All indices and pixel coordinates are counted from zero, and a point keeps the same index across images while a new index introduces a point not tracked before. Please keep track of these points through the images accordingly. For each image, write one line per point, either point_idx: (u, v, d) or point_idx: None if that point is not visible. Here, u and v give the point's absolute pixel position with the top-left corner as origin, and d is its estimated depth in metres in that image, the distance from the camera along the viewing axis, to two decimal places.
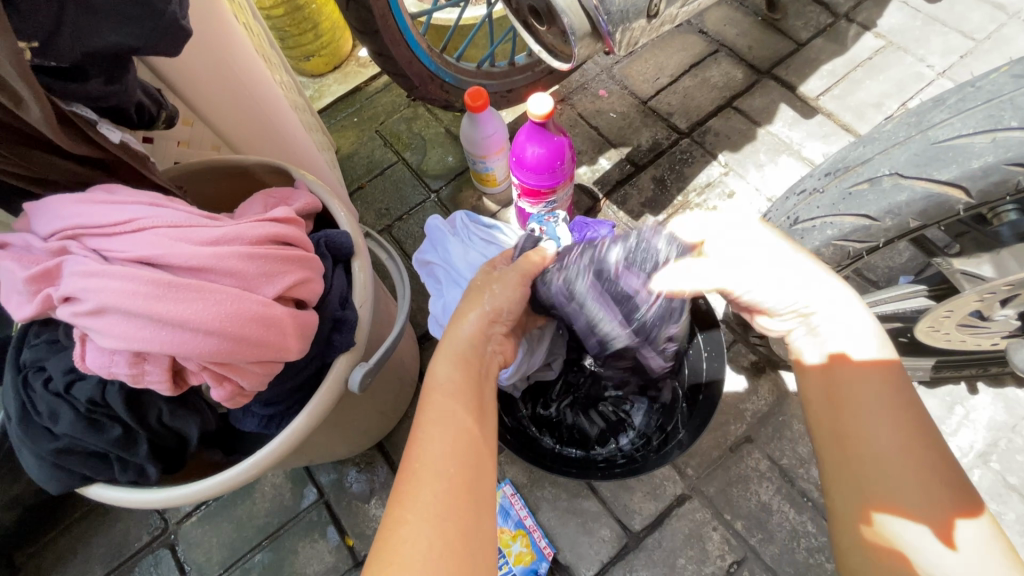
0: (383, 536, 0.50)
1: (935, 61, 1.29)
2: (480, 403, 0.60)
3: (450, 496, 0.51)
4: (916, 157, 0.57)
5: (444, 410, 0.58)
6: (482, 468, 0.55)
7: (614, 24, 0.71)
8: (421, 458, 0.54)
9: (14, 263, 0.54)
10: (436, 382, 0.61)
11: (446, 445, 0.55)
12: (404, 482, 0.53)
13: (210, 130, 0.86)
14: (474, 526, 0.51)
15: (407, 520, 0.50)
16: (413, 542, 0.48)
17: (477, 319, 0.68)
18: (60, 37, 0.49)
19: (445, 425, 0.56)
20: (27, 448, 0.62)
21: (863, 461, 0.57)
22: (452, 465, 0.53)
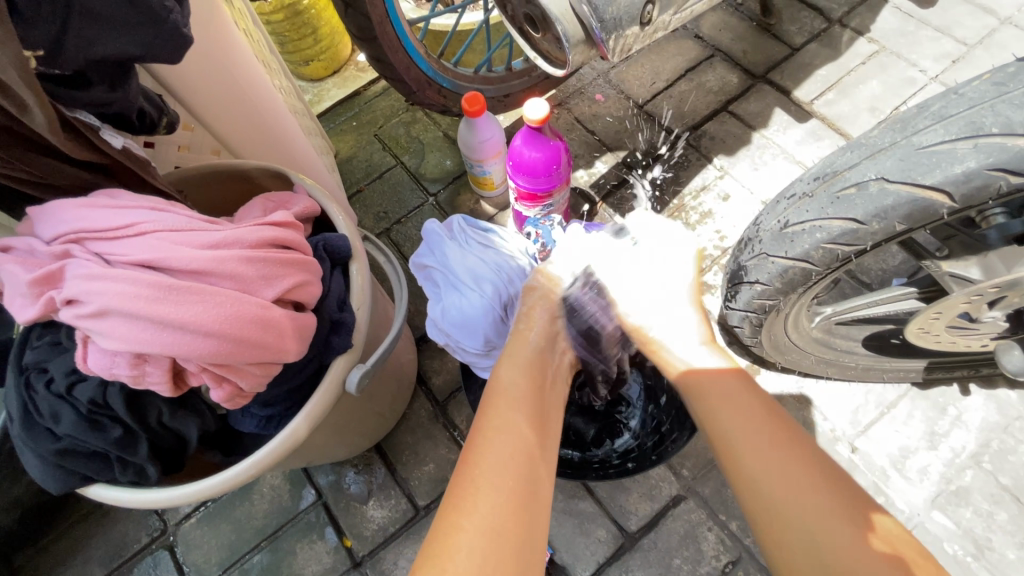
0: (436, 539, 0.54)
1: (928, 66, 1.31)
2: (540, 418, 0.67)
3: (504, 509, 0.56)
4: (901, 162, 0.59)
5: (503, 425, 0.64)
6: (538, 477, 0.61)
7: (607, 31, 0.72)
8: (482, 461, 0.60)
9: (17, 266, 0.55)
10: (503, 389, 0.69)
11: (511, 451, 0.61)
12: (463, 482, 0.58)
13: (210, 134, 0.88)
14: (529, 532, 0.56)
15: (464, 520, 0.54)
16: (466, 546, 0.52)
17: (539, 335, 0.80)
18: (64, 45, 0.50)
19: (506, 434, 0.63)
20: (29, 448, 0.63)
21: (780, 488, 0.61)
22: (513, 473, 0.59)
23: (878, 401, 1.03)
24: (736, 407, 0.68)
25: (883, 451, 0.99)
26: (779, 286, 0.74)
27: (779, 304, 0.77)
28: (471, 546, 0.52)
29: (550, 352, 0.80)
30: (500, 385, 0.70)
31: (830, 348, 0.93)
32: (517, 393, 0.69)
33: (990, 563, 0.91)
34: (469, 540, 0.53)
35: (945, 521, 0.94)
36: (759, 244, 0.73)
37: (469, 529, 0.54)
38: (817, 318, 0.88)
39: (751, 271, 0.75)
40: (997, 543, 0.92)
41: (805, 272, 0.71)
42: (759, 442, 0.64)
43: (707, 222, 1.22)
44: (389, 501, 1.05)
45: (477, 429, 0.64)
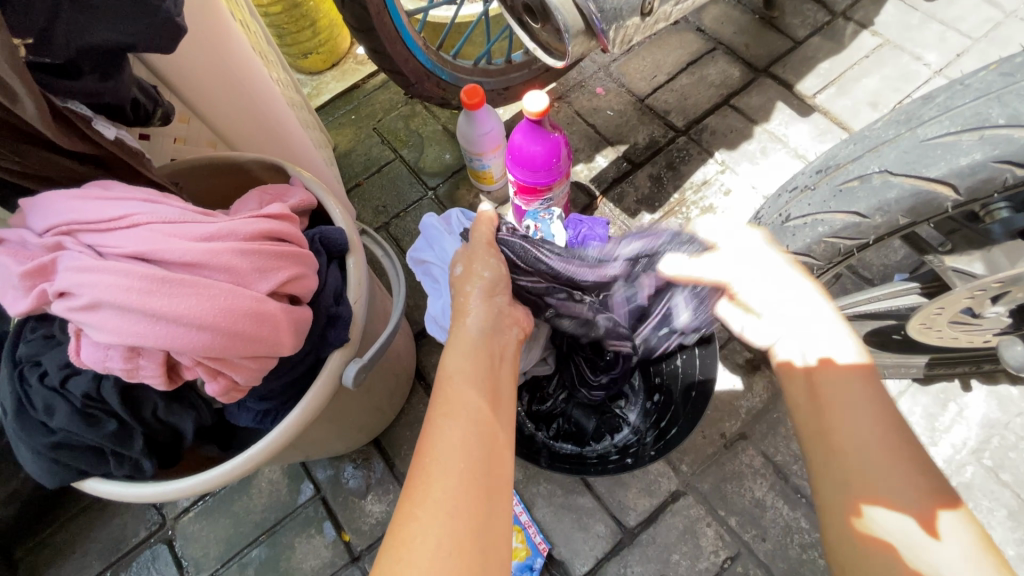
0: (392, 531, 0.50)
1: (932, 60, 1.29)
2: (492, 399, 0.61)
3: (460, 493, 0.52)
4: (904, 155, 0.58)
5: (456, 401, 0.59)
6: (497, 457, 0.56)
7: (607, 22, 0.71)
8: (433, 450, 0.55)
9: (10, 258, 0.55)
10: (448, 377, 0.63)
11: (462, 440, 0.56)
12: (417, 475, 0.53)
13: (206, 127, 0.87)
14: (489, 523, 0.51)
15: (418, 514, 0.50)
16: (424, 537, 0.48)
17: (480, 314, 0.72)
18: (54, 34, 0.50)
19: (456, 420, 0.57)
20: (23, 442, 0.62)
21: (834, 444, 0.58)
22: (467, 461, 0.54)
23: None
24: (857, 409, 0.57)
25: None
26: None
27: None
28: (425, 543, 0.48)
29: (499, 328, 0.73)
30: (447, 370, 0.64)
31: None
32: (465, 375, 0.63)
33: None
34: (424, 537, 0.48)
35: None
36: None
37: (425, 524, 0.49)
38: None
39: None
40: (997, 540, 0.91)
41: (806, 267, 0.70)
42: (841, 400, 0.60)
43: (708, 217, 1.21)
44: (387, 495, 1.04)
45: (426, 421, 0.59)
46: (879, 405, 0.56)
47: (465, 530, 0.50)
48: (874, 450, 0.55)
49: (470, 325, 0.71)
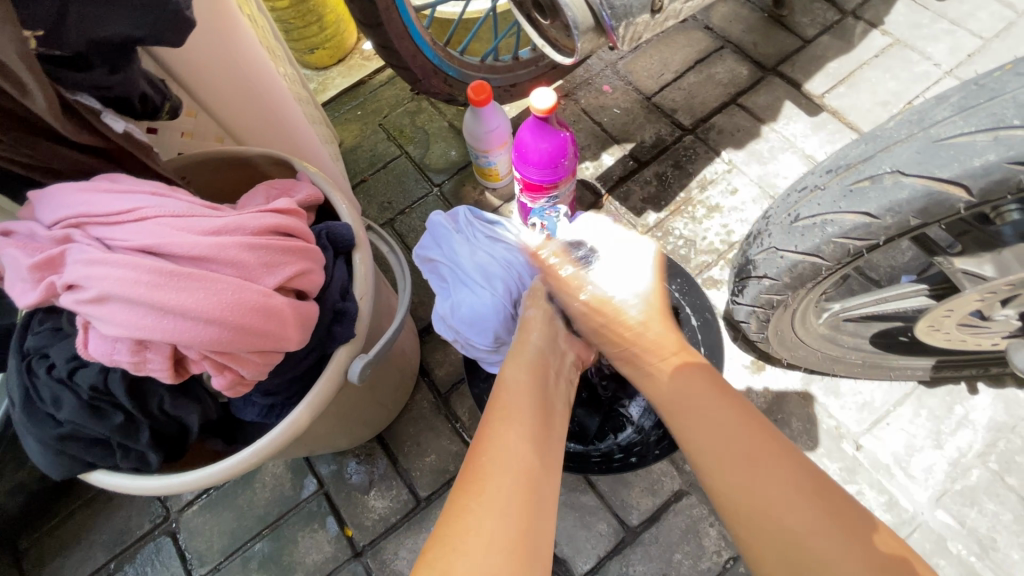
0: (449, 518, 0.54)
1: (942, 60, 1.28)
2: (547, 414, 0.68)
3: (515, 489, 0.57)
4: (917, 155, 0.57)
5: (511, 414, 0.65)
6: (548, 468, 0.62)
7: (617, 18, 0.71)
8: (490, 451, 0.60)
9: (18, 250, 0.55)
10: (507, 385, 0.70)
11: (520, 443, 0.62)
12: (473, 470, 0.59)
13: (213, 122, 0.88)
14: (539, 522, 0.56)
15: (473, 507, 0.55)
16: (479, 526, 0.53)
17: (540, 338, 0.80)
18: (63, 26, 0.50)
19: (515, 425, 0.64)
20: (30, 434, 0.63)
21: (745, 478, 0.62)
22: (523, 462, 0.60)
23: (884, 399, 1.02)
24: (720, 428, 0.66)
25: (888, 449, 0.98)
26: (787, 281, 0.73)
27: (787, 299, 0.76)
28: (481, 533, 0.53)
29: (557, 350, 0.81)
30: (507, 380, 0.71)
31: (837, 344, 0.92)
32: (528, 388, 0.70)
33: (994, 563, 0.90)
34: (483, 523, 0.54)
35: (949, 521, 0.93)
36: (769, 238, 0.72)
37: (483, 516, 0.54)
38: (825, 314, 0.87)
39: (759, 266, 0.74)
40: (1003, 544, 0.91)
41: (815, 267, 0.70)
42: (730, 442, 0.65)
43: (715, 216, 1.20)
44: (390, 491, 1.05)
45: (485, 423, 0.65)
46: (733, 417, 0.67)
47: (517, 529, 0.54)
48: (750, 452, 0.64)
49: (531, 345, 0.78)
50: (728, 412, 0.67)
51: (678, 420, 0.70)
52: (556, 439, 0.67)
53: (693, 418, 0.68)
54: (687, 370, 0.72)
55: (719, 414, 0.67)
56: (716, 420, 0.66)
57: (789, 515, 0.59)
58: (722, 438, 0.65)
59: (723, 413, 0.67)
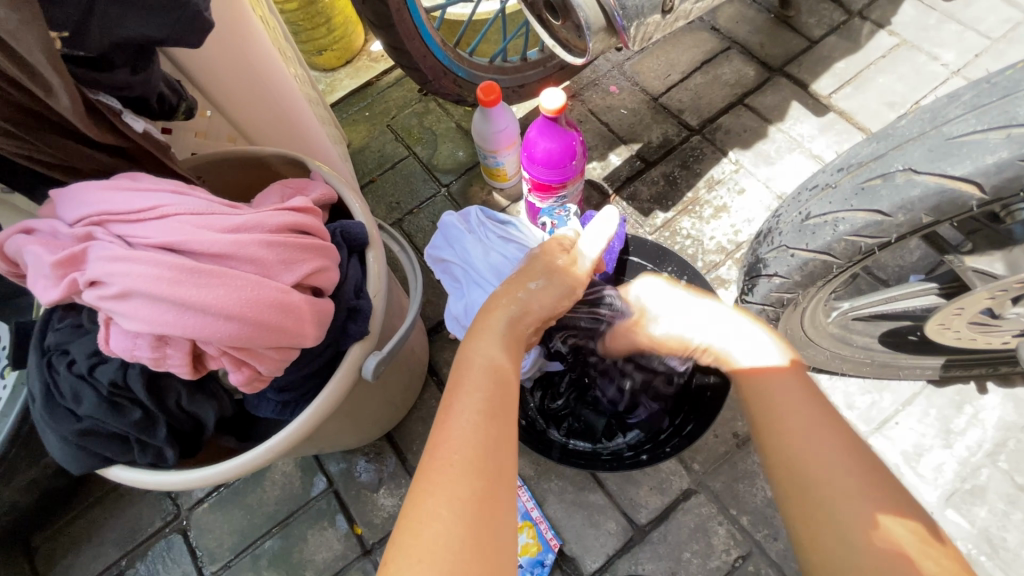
0: (405, 522, 0.50)
1: (949, 60, 1.28)
2: (509, 396, 0.60)
3: (470, 487, 0.52)
4: (929, 153, 0.58)
5: (468, 397, 0.58)
6: (504, 453, 0.55)
7: (629, 19, 0.71)
8: (443, 444, 0.54)
9: (42, 248, 0.56)
10: (472, 360, 0.62)
11: (470, 430, 0.55)
12: (428, 468, 0.53)
13: (227, 122, 0.89)
14: (502, 516, 0.52)
15: (431, 509, 0.50)
16: (434, 533, 0.49)
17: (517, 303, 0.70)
18: (88, 27, 0.50)
19: (476, 408, 0.57)
20: (51, 429, 0.64)
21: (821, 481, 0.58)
22: (474, 453, 0.53)
23: (893, 398, 1.02)
24: (788, 402, 0.64)
25: (897, 448, 0.98)
26: (798, 279, 0.73)
27: (797, 297, 0.76)
28: (439, 532, 0.49)
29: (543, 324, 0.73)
30: (467, 356, 0.63)
31: (846, 343, 0.92)
32: (495, 365, 0.62)
33: (1004, 563, 0.90)
34: (434, 528, 0.49)
35: (959, 520, 0.93)
36: (780, 236, 0.72)
37: (440, 517, 0.49)
38: (834, 313, 0.86)
39: (770, 264, 0.74)
40: (1013, 543, 0.91)
41: (825, 265, 0.70)
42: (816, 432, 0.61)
43: (722, 216, 1.21)
44: (399, 490, 1.05)
45: (445, 405, 0.58)
46: (807, 403, 0.63)
47: (472, 529, 0.49)
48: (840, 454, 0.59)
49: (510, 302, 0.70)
50: (804, 397, 0.64)
51: (752, 403, 0.67)
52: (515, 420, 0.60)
53: (765, 391, 0.66)
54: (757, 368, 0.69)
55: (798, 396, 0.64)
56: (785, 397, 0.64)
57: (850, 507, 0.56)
58: (794, 412, 0.63)
59: (808, 418, 0.62)
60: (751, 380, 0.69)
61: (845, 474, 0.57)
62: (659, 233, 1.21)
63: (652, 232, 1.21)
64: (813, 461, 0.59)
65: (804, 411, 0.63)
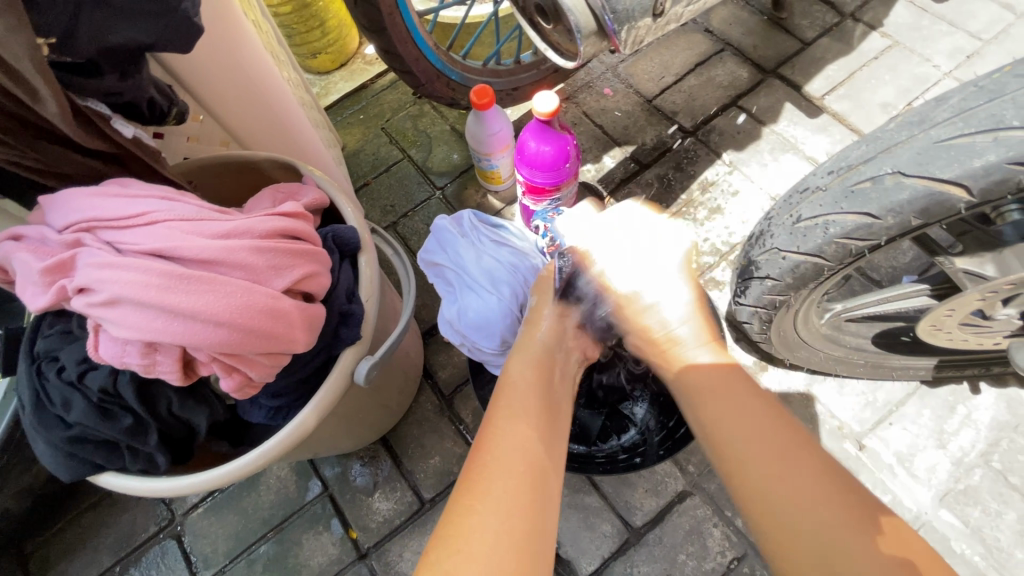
0: (450, 521, 0.55)
1: (941, 62, 1.29)
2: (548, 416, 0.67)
3: (516, 491, 0.57)
4: (918, 156, 0.58)
5: (514, 412, 0.65)
6: (550, 467, 0.61)
7: (619, 22, 0.71)
8: (492, 452, 0.60)
9: (30, 254, 0.55)
10: (512, 381, 0.70)
11: (522, 442, 0.61)
12: (475, 473, 0.59)
13: (219, 125, 0.88)
14: (544, 524, 0.56)
15: (478, 510, 0.55)
16: (481, 530, 0.53)
17: (547, 334, 0.79)
18: (75, 33, 0.50)
19: (519, 425, 0.63)
20: (40, 437, 0.63)
21: (756, 462, 0.63)
22: (523, 460, 0.59)
23: (886, 399, 1.02)
24: (740, 409, 0.67)
25: (891, 449, 0.99)
26: (790, 281, 0.73)
27: (789, 299, 0.77)
28: (485, 532, 0.53)
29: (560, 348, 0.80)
30: (512, 377, 0.71)
31: (839, 345, 0.92)
32: (530, 388, 0.69)
33: (998, 563, 0.90)
34: (482, 527, 0.53)
35: (953, 520, 0.93)
36: (771, 238, 0.73)
37: (487, 516, 0.54)
38: (827, 314, 0.87)
39: (762, 266, 0.74)
40: (1006, 543, 0.91)
41: (817, 268, 0.70)
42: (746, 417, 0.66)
43: (716, 218, 1.21)
44: (394, 493, 1.05)
45: (490, 420, 0.65)
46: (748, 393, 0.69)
47: (519, 528, 0.54)
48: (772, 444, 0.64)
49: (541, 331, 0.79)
50: (746, 403, 0.67)
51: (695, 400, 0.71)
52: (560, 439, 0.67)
53: (710, 398, 0.70)
54: (697, 366, 0.74)
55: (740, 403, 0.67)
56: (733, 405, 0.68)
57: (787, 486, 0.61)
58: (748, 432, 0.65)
59: (746, 404, 0.67)
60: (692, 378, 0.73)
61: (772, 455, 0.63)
62: None
63: None
64: (770, 466, 0.62)
65: (760, 420, 0.65)
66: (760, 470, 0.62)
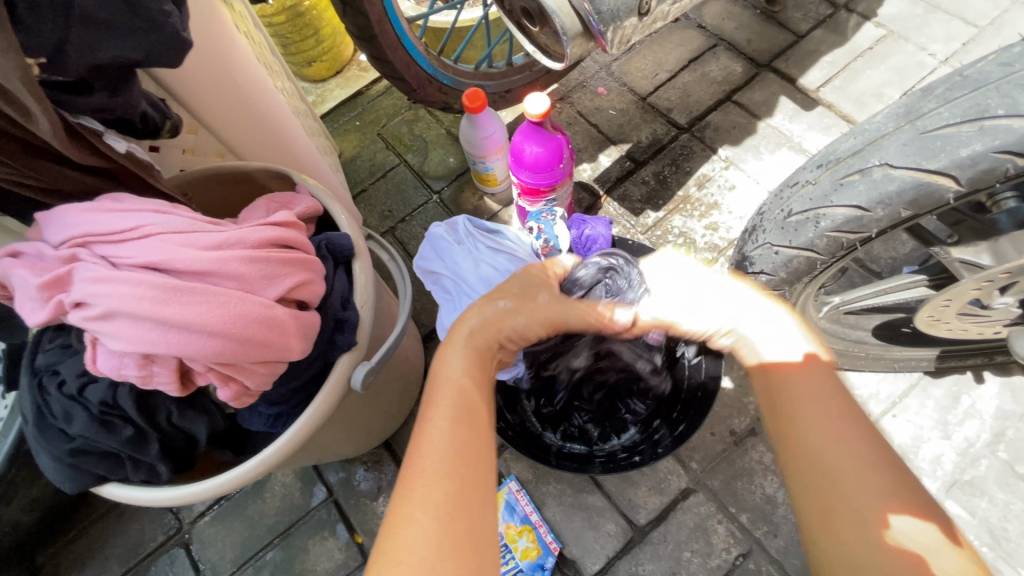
0: (385, 531, 0.50)
1: (937, 50, 1.28)
2: (474, 406, 0.59)
3: (445, 498, 0.51)
4: (905, 148, 0.58)
5: (444, 409, 0.57)
6: (482, 463, 0.55)
7: (605, 23, 0.71)
8: (421, 454, 0.54)
9: (27, 271, 0.56)
10: (444, 378, 0.61)
11: (448, 442, 0.54)
12: (406, 476, 0.53)
13: (214, 138, 0.89)
14: (476, 528, 0.50)
15: (415, 516, 0.49)
16: (412, 543, 0.48)
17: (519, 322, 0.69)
18: (65, 54, 0.51)
19: (449, 425, 0.56)
20: (43, 450, 0.64)
21: (839, 469, 0.54)
22: (453, 464, 0.53)
23: (889, 391, 1.01)
24: (818, 400, 0.58)
25: (894, 441, 0.98)
26: (784, 276, 0.73)
27: (784, 293, 0.77)
28: (416, 543, 0.48)
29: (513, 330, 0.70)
30: (446, 364, 0.63)
31: (839, 338, 0.92)
32: (461, 382, 0.61)
33: (1006, 553, 0.89)
34: (412, 537, 0.48)
35: (960, 512, 0.92)
36: (764, 234, 0.72)
37: (416, 526, 0.49)
38: (826, 307, 0.86)
39: (756, 262, 0.74)
40: (1014, 533, 0.90)
41: (810, 262, 0.70)
42: (824, 409, 0.57)
43: (714, 214, 1.21)
44: None
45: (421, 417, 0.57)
46: (829, 386, 0.59)
47: (449, 532, 0.49)
48: (854, 441, 0.55)
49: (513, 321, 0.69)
50: (829, 389, 0.59)
51: (777, 393, 0.61)
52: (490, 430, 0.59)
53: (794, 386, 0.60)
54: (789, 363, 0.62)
55: (820, 397, 0.58)
56: (810, 389, 0.59)
57: (857, 488, 0.53)
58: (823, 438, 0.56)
59: (819, 393, 0.59)
60: (772, 375, 0.63)
61: (853, 460, 0.54)
62: (651, 232, 1.21)
63: (644, 232, 1.21)
64: (839, 459, 0.54)
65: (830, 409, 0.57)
66: (834, 464, 0.54)
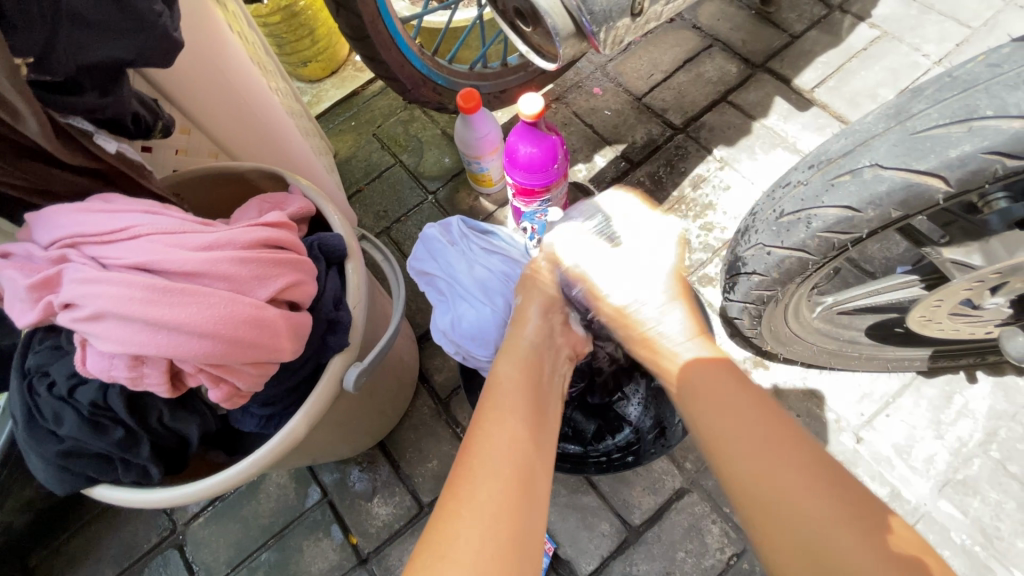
0: (435, 526, 0.54)
1: (930, 51, 1.29)
2: (528, 417, 0.65)
3: (501, 497, 0.56)
4: (895, 148, 0.58)
5: (502, 415, 0.64)
6: (536, 466, 0.61)
7: (597, 23, 0.72)
8: (478, 456, 0.59)
9: (16, 272, 0.56)
10: (499, 385, 0.69)
11: (507, 445, 0.61)
12: (460, 475, 0.58)
13: (207, 138, 0.88)
14: (525, 529, 0.55)
15: (460, 533, 0.52)
16: (462, 540, 0.52)
17: (535, 334, 0.78)
18: (54, 54, 0.51)
19: (504, 425, 0.63)
20: (33, 451, 0.64)
21: (755, 467, 0.60)
22: (509, 465, 0.59)
23: (883, 391, 1.02)
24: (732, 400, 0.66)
25: (888, 441, 0.98)
26: (776, 277, 0.73)
27: (777, 294, 0.77)
28: (468, 540, 0.52)
29: (550, 346, 0.80)
30: (500, 376, 0.71)
31: (833, 338, 0.92)
32: (513, 394, 0.68)
33: (999, 552, 0.90)
34: (466, 533, 0.52)
35: (953, 511, 0.93)
36: (757, 235, 0.73)
37: (465, 535, 0.52)
38: (819, 308, 0.86)
39: (749, 262, 0.74)
40: (1006, 532, 0.91)
41: (801, 262, 0.70)
42: (740, 416, 0.64)
43: (709, 214, 1.21)
44: (393, 498, 1.05)
45: (477, 422, 0.64)
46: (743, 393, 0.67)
47: (506, 533, 0.53)
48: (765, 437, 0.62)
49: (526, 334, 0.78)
50: (746, 396, 0.66)
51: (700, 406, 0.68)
52: (548, 440, 0.66)
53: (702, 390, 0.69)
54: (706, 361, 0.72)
55: (752, 411, 0.64)
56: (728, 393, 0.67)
57: (782, 484, 0.58)
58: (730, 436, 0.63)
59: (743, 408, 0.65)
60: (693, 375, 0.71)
61: (777, 458, 0.60)
62: None
63: None
64: (759, 458, 0.61)
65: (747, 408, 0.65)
66: (748, 467, 0.61)
